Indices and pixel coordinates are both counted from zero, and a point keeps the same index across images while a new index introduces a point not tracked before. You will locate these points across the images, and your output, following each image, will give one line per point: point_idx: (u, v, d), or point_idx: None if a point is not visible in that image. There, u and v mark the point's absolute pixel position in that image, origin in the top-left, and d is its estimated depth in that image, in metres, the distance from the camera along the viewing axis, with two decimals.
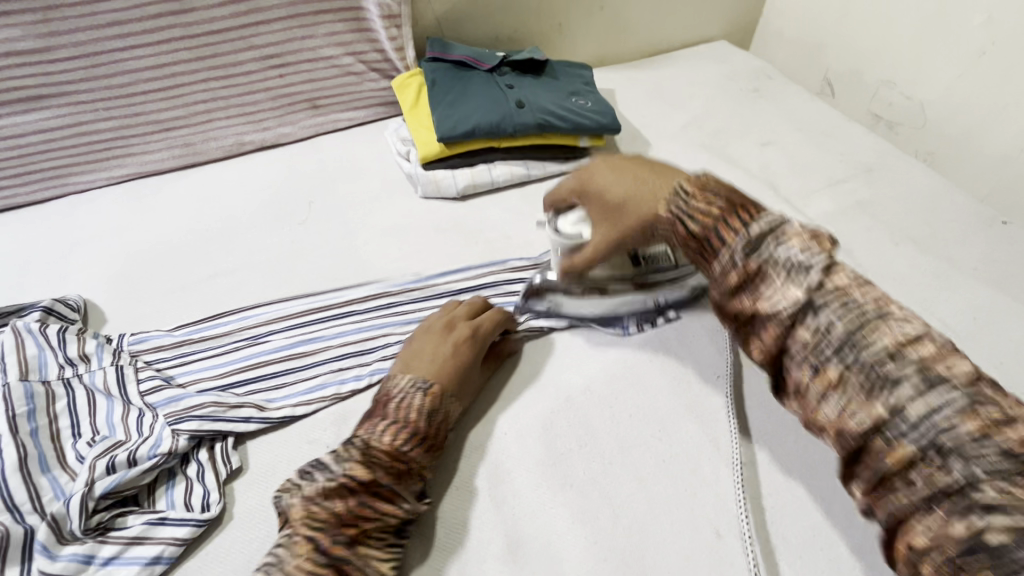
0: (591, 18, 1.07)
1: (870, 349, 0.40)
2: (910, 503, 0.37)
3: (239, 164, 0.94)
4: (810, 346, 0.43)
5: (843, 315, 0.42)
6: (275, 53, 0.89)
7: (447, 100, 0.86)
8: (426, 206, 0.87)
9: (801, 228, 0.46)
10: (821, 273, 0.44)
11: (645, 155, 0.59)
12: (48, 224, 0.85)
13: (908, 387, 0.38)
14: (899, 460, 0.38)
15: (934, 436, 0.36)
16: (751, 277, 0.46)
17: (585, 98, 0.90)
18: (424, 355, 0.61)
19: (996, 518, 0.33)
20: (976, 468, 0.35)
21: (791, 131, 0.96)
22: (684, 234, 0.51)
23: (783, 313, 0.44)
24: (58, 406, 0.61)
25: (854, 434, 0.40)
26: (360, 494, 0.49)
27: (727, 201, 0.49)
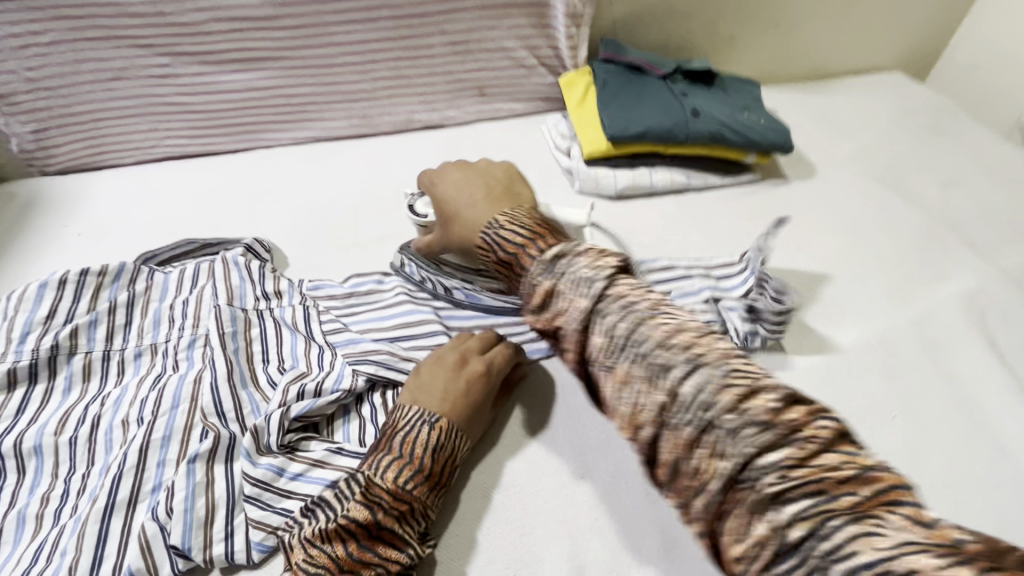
0: (763, 34, 1.04)
1: (644, 342, 0.45)
2: (714, 505, 0.40)
3: (406, 140, 1.01)
4: (604, 350, 0.47)
5: (618, 315, 0.47)
6: (460, 40, 0.94)
7: (619, 101, 0.87)
8: (582, 201, 0.88)
9: (589, 248, 0.51)
10: (605, 282, 0.48)
11: (493, 175, 0.69)
12: (242, 172, 0.95)
13: (688, 387, 0.42)
14: (682, 445, 0.42)
15: (698, 413, 0.41)
16: (548, 296, 0.50)
17: (758, 114, 0.89)
18: (434, 390, 0.57)
19: (790, 508, 0.36)
20: (747, 452, 0.39)
21: (979, 174, 0.89)
22: (497, 260, 0.57)
23: (575, 318, 0.48)
24: (253, 332, 0.68)
25: (646, 426, 0.44)
26: (359, 538, 0.49)
27: (531, 230, 0.55)
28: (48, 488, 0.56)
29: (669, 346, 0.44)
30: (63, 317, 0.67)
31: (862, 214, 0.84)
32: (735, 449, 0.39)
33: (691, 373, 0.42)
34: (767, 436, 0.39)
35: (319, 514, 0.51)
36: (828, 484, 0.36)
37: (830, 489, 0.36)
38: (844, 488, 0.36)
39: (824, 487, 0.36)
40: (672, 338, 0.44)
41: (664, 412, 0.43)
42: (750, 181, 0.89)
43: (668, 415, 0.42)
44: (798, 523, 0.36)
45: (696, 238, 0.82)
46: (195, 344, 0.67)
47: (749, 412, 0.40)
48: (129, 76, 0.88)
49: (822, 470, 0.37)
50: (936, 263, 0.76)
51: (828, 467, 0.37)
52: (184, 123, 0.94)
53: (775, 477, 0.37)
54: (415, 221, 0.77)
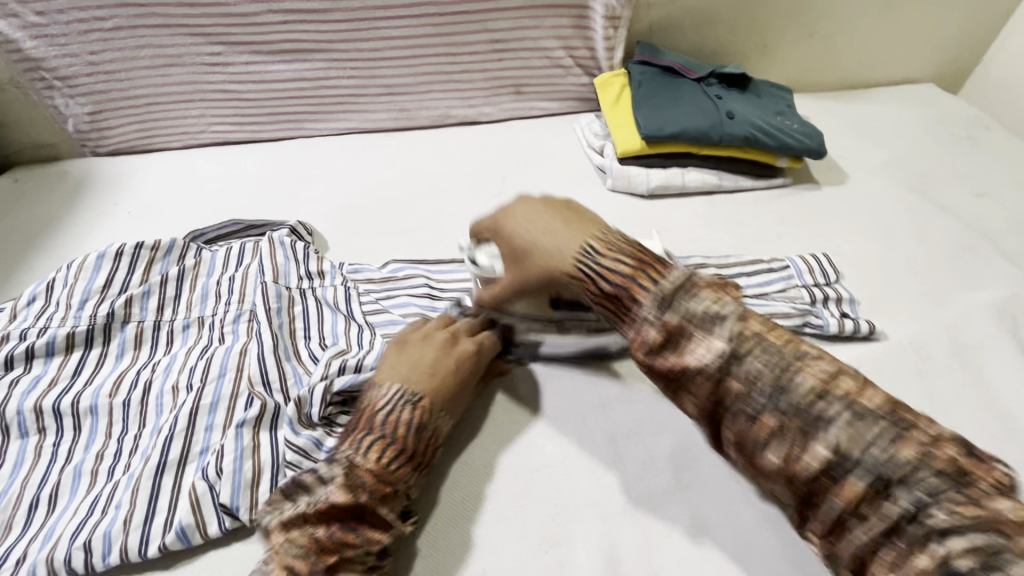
0: (798, 43, 1.06)
1: (797, 389, 0.43)
2: (870, 545, 0.40)
3: (442, 134, 1.04)
4: (744, 395, 0.44)
5: (763, 360, 0.44)
6: (500, 38, 0.96)
7: (654, 102, 0.89)
8: (613, 198, 0.90)
9: (710, 281, 0.48)
10: (736, 321, 0.46)
11: (558, 199, 0.57)
12: (284, 159, 0.98)
13: (850, 432, 0.40)
14: (847, 495, 0.40)
15: (870, 466, 0.39)
16: (673, 333, 0.46)
17: (792, 119, 0.90)
18: (422, 364, 0.59)
19: (960, 547, 0.36)
20: (903, 488, 0.38)
21: (1013, 186, 0.89)
22: (600, 295, 0.50)
23: (709, 360, 0.45)
24: (296, 309, 0.71)
25: (805, 474, 0.42)
26: (342, 519, 0.50)
27: (635, 258, 0.50)
28: (102, 446, 0.59)
29: (827, 394, 0.42)
30: (118, 288, 0.71)
31: (893, 221, 0.85)
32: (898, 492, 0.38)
33: (857, 421, 0.41)
34: (933, 478, 0.38)
35: (301, 499, 0.51)
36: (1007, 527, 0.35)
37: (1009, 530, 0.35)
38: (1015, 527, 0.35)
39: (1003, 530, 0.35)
40: (829, 385, 0.42)
41: (827, 465, 0.40)
42: (781, 185, 0.90)
43: (830, 466, 0.40)
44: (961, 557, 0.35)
45: (726, 238, 0.83)
46: (240, 318, 0.70)
47: (913, 462, 0.38)
48: (184, 63, 0.92)
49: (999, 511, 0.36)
50: (968, 271, 0.76)
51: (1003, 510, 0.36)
52: (232, 110, 0.98)
53: (948, 515, 0.36)
54: (477, 275, 0.63)
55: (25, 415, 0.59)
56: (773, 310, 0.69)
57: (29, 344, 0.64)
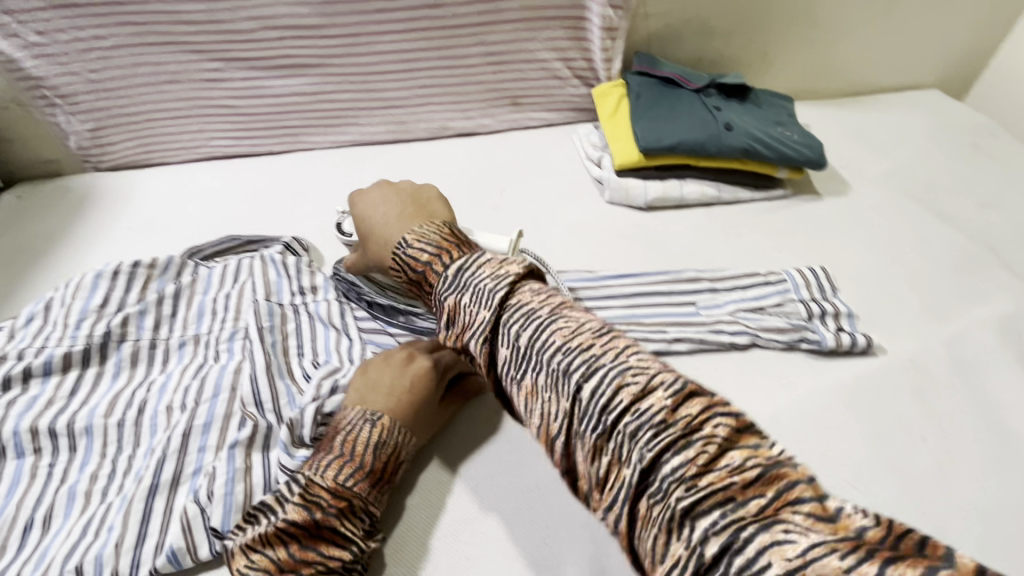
0: (799, 50, 1.04)
1: (577, 382, 0.40)
2: (625, 515, 0.38)
3: (439, 146, 1.04)
4: (520, 371, 0.44)
5: (560, 360, 0.42)
6: (497, 51, 0.96)
7: (652, 114, 0.88)
8: (611, 211, 0.89)
9: (492, 259, 0.50)
10: (506, 293, 0.46)
11: (409, 192, 0.66)
12: (282, 173, 0.99)
13: (633, 439, 0.37)
14: (589, 456, 0.39)
15: (599, 419, 0.39)
16: (456, 312, 0.48)
17: (792, 130, 0.89)
18: (381, 387, 0.59)
19: (699, 523, 0.34)
20: (649, 463, 0.37)
21: (1017, 196, 0.88)
22: (408, 279, 0.56)
23: (479, 332, 0.46)
24: (289, 326, 0.71)
25: (557, 438, 0.41)
26: (298, 540, 0.51)
27: (437, 246, 0.54)
28: (97, 467, 0.59)
29: (610, 395, 0.39)
30: (115, 306, 0.71)
31: (894, 233, 0.83)
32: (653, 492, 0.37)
33: (634, 419, 0.38)
34: (666, 437, 0.37)
35: (262, 519, 0.52)
36: (733, 490, 0.34)
37: (737, 496, 0.34)
38: (748, 492, 0.34)
39: (729, 495, 0.34)
40: (605, 372, 0.40)
41: (616, 468, 0.38)
42: (781, 196, 0.89)
43: (620, 469, 0.38)
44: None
45: (725, 251, 0.82)
46: (235, 336, 0.70)
47: (645, 415, 0.38)
48: (182, 79, 0.93)
49: (726, 474, 0.35)
50: (971, 285, 0.75)
51: (732, 469, 0.35)
52: (231, 124, 0.99)
53: (682, 487, 0.35)
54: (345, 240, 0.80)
55: (22, 436, 0.60)
56: (766, 325, 0.69)
57: (26, 364, 0.64)
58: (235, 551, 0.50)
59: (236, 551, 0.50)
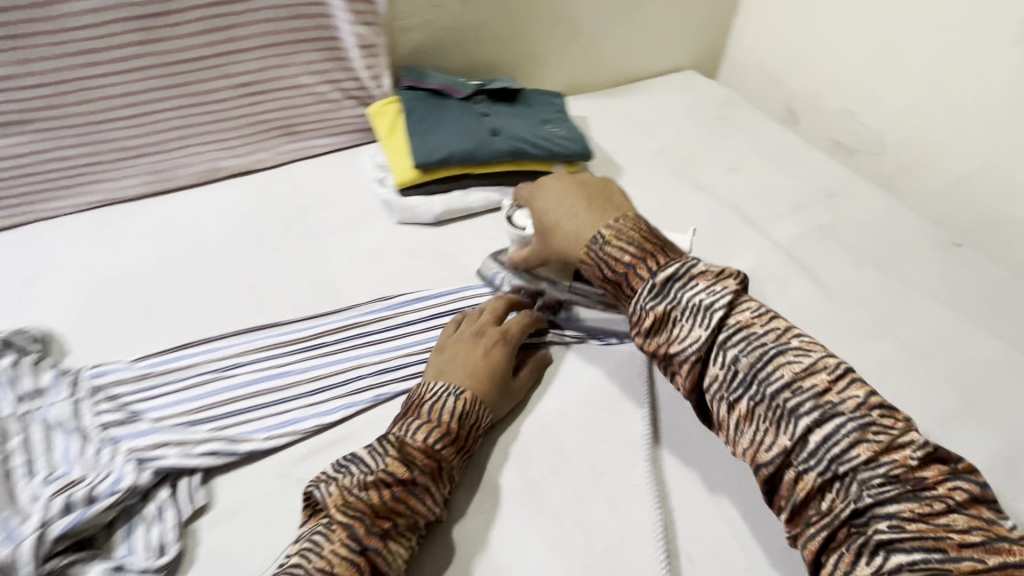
0: (562, 48, 1.10)
1: (769, 385, 0.50)
2: (821, 539, 0.47)
3: (212, 192, 0.93)
4: (722, 384, 0.52)
5: (741, 349, 0.52)
6: (249, 81, 0.89)
7: (423, 127, 0.87)
8: (402, 232, 0.86)
9: (706, 270, 0.56)
10: (725, 307, 0.54)
11: (591, 182, 0.68)
12: (9, 253, 0.82)
13: (818, 438, 0.47)
14: (801, 485, 0.48)
15: (830, 463, 0.47)
16: (664, 315, 0.56)
17: (558, 126, 0.93)
18: (462, 361, 0.64)
19: (897, 556, 0.43)
20: (835, 463, 0.47)
21: (757, 159, 0.99)
22: (603, 276, 0.61)
23: (693, 345, 0.54)
24: (12, 444, 0.59)
25: (741, 424, 0.51)
26: (395, 487, 0.53)
27: (639, 247, 0.59)
28: None
29: (796, 385, 0.49)
30: None
31: (661, 208, 0.90)
32: (855, 495, 0.46)
33: (822, 419, 0.48)
34: (893, 490, 0.45)
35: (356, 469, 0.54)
36: (950, 544, 0.42)
37: (951, 552, 0.42)
38: (965, 551, 0.42)
39: (944, 547, 0.42)
40: (799, 379, 0.49)
41: (785, 452, 0.48)
42: None
43: (788, 455, 0.48)
44: (902, 572, 0.42)
45: None
46: None
47: (885, 466, 0.46)
48: None
49: (945, 530, 0.43)
50: (724, 244, 0.83)
51: (953, 527, 0.43)
52: None
53: (889, 524, 0.44)
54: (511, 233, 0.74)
55: None
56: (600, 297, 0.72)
57: None
58: (334, 487, 0.52)
59: (331, 487, 0.52)
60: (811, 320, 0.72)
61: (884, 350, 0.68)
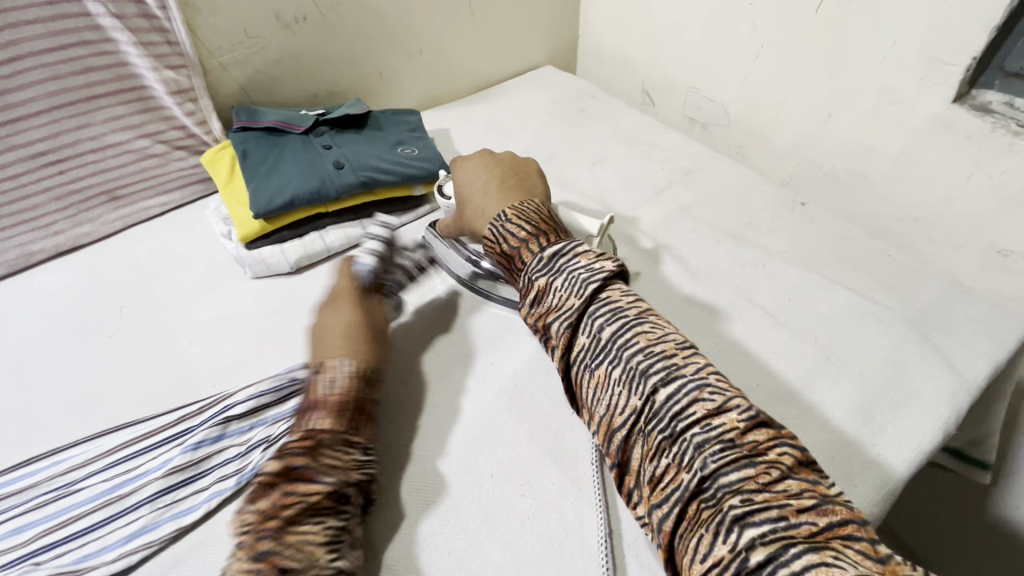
0: (410, 63, 1.06)
1: (625, 349, 0.53)
2: (675, 516, 0.45)
3: (29, 280, 0.81)
4: (588, 352, 0.55)
5: (606, 319, 0.55)
6: (45, 148, 0.77)
7: (259, 171, 0.80)
8: (257, 288, 0.79)
9: (588, 249, 0.60)
10: (595, 277, 0.57)
11: (506, 167, 0.74)
12: None
13: (664, 397, 0.48)
14: (650, 452, 0.48)
15: (670, 424, 0.47)
16: (543, 286, 0.60)
17: (411, 146, 0.89)
18: (325, 342, 0.63)
19: (749, 530, 0.40)
20: (675, 425, 0.47)
21: (618, 147, 1.01)
22: (501, 250, 0.66)
23: (567, 315, 0.57)
24: None
25: (602, 390, 0.53)
26: (278, 486, 0.49)
27: (535, 226, 0.65)
28: None
29: (647, 350, 0.52)
30: None
31: None
32: (700, 463, 0.44)
33: (668, 378, 0.49)
34: (732, 454, 0.43)
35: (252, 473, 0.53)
36: (789, 511, 0.40)
37: (791, 518, 0.40)
38: (803, 516, 0.40)
39: (786, 515, 0.40)
40: (652, 344, 0.52)
41: (636, 412, 0.49)
42: (429, 211, 0.89)
43: (639, 416, 0.49)
44: (754, 548, 0.39)
45: None
46: None
47: (717, 429, 0.45)
48: None
49: (784, 496, 0.41)
50: None
51: (791, 494, 0.41)
52: None
53: (736, 494, 0.41)
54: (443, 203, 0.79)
55: None
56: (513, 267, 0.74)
57: None
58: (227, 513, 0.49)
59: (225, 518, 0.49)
60: (680, 303, 0.74)
61: (748, 319, 0.71)
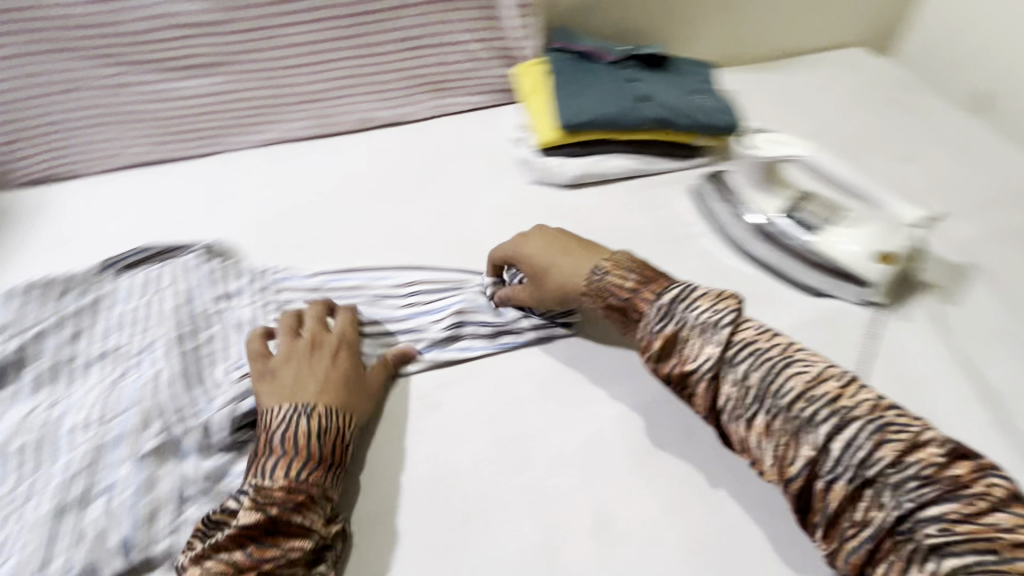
0: (718, 16, 1.04)
1: (783, 394, 0.50)
2: (865, 551, 0.46)
3: (364, 139, 1.00)
4: (736, 402, 0.52)
5: (750, 364, 0.52)
6: (412, 37, 0.94)
7: (569, 89, 0.88)
8: (535, 191, 0.88)
9: (707, 291, 0.56)
10: (727, 326, 0.54)
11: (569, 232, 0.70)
12: (202, 177, 0.95)
13: (838, 445, 0.48)
14: (839, 498, 0.47)
15: (859, 471, 0.47)
16: (671, 341, 0.55)
17: (709, 96, 0.89)
18: (304, 383, 0.59)
19: (950, 559, 0.43)
20: (857, 471, 0.47)
21: (935, 149, 0.88)
22: (608, 304, 0.61)
23: (705, 364, 0.53)
24: (209, 331, 0.71)
25: (759, 438, 0.51)
26: (256, 540, 0.50)
27: (641, 274, 0.61)
28: (11, 486, 0.59)
29: (807, 394, 0.50)
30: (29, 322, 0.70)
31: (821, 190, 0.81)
32: (895, 502, 0.46)
33: (841, 427, 0.48)
34: (931, 492, 0.45)
35: (219, 530, 0.52)
36: (1001, 545, 0.42)
37: (1005, 552, 0.42)
38: (1019, 551, 0.42)
39: (997, 548, 0.42)
40: (811, 389, 0.50)
41: (810, 463, 0.48)
42: (705, 164, 0.89)
43: (814, 466, 0.48)
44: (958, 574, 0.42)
45: (647, 224, 0.82)
46: (147, 347, 0.69)
47: (912, 468, 0.46)
48: (86, 86, 0.90)
49: (993, 530, 0.42)
50: None
51: (1001, 528, 0.43)
52: (146, 131, 0.95)
53: (938, 528, 0.44)
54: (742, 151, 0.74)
55: None
56: (788, 224, 0.74)
57: None
58: (186, 564, 0.50)
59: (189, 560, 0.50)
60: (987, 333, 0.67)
61: None
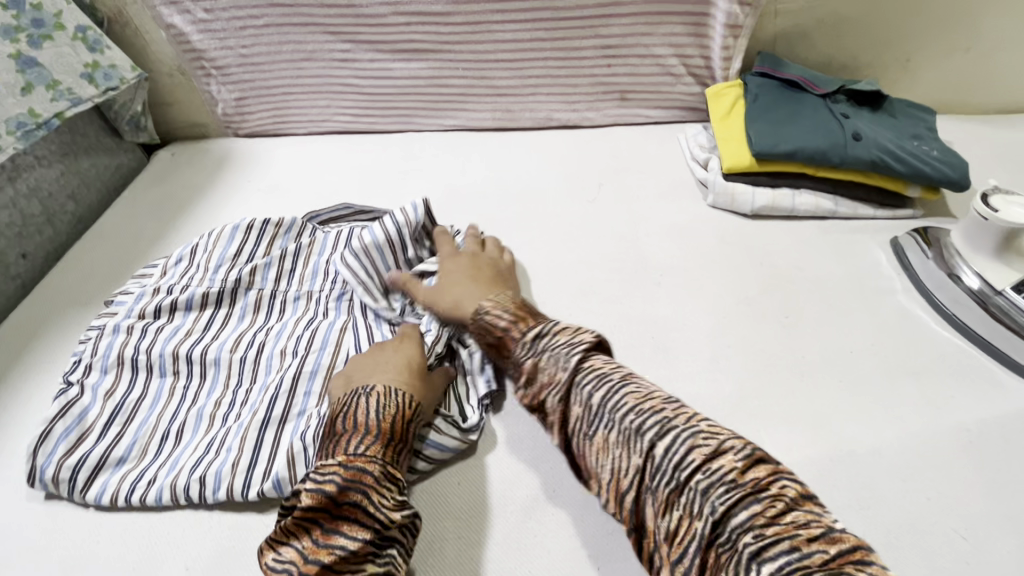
0: (949, 57, 0.94)
1: (615, 416, 0.49)
2: (695, 569, 0.41)
3: (540, 135, 1.05)
4: (581, 422, 0.51)
5: (594, 384, 0.51)
6: (613, 44, 0.94)
7: (772, 117, 0.84)
8: (711, 215, 0.86)
9: (566, 326, 0.57)
10: (580, 356, 0.53)
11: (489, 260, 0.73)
12: (392, 150, 1.04)
13: (661, 450, 0.45)
14: (660, 508, 0.44)
15: (673, 475, 0.44)
16: (534, 368, 0.54)
17: (930, 144, 0.81)
18: (371, 372, 0.60)
19: (766, 568, 0.37)
20: (675, 478, 0.44)
21: None
22: (486, 341, 0.60)
23: (558, 390, 0.52)
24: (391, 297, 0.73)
25: (599, 459, 0.49)
26: (321, 523, 0.48)
27: (515, 313, 0.59)
28: (221, 396, 0.67)
29: (636, 409, 0.49)
30: (246, 257, 0.80)
31: None
32: (708, 509, 0.41)
33: (662, 432, 0.46)
34: (736, 494, 0.41)
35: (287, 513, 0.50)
36: (800, 541, 0.38)
37: (802, 548, 0.38)
38: (813, 544, 0.38)
39: (796, 545, 0.38)
40: (641, 404, 0.49)
41: (640, 473, 0.46)
42: (909, 216, 0.83)
43: (642, 483, 0.46)
44: None
45: (834, 268, 0.77)
46: (343, 296, 0.76)
47: (717, 471, 0.43)
48: (317, 58, 0.99)
49: (793, 527, 0.39)
50: None
51: (799, 524, 0.39)
52: (351, 103, 1.05)
53: (749, 534, 0.39)
54: (980, 210, 0.67)
55: (165, 358, 0.69)
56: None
57: (174, 298, 0.74)
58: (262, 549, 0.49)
59: (267, 547, 0.49)
60: None
61: None
